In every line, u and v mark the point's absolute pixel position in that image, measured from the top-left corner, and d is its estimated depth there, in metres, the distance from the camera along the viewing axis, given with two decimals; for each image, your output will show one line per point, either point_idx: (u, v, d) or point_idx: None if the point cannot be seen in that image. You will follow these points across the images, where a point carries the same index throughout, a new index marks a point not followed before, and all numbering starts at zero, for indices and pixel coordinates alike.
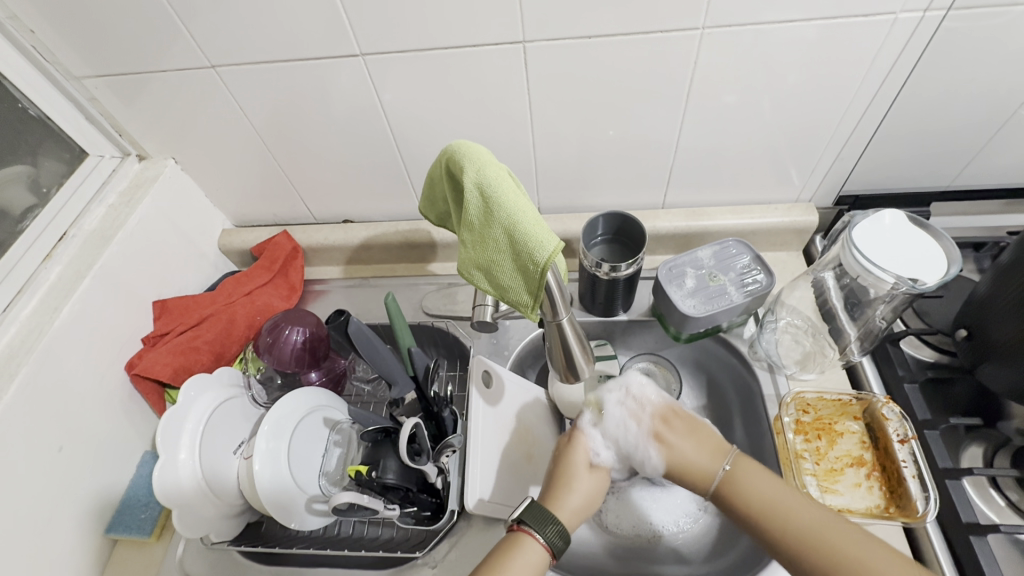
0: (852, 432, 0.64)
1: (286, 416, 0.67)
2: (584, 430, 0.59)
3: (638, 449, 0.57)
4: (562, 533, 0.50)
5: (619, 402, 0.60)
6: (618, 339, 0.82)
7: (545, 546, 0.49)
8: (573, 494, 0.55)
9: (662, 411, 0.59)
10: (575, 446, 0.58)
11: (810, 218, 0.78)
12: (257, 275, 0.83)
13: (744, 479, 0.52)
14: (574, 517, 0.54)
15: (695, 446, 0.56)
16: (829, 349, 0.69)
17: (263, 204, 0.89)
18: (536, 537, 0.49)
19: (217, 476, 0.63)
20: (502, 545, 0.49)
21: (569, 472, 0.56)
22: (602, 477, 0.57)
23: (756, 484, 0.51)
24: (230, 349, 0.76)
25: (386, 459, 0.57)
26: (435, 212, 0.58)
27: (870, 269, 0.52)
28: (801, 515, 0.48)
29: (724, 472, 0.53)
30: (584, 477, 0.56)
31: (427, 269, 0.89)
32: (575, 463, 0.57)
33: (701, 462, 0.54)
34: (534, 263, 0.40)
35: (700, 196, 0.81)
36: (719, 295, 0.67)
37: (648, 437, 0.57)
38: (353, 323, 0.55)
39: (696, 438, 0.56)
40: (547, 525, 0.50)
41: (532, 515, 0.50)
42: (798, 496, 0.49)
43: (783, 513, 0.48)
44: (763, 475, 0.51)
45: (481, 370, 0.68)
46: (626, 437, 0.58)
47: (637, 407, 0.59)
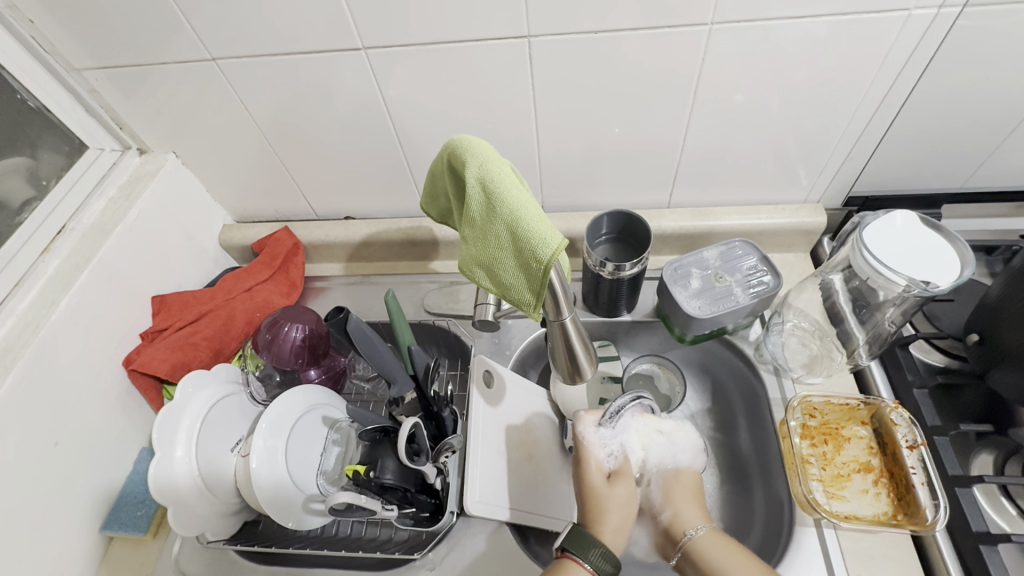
0: (860, 438, 0.63)
1: (285, 414, 0.66)
2: (590, 440, 0.61)
3: (689, 446, 0.63)
4: (608, 556, 0.51)
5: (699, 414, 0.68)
6: (621, 340, 0.81)
7: (594, 572, 0.50)
8: (608, 514, 0.56)
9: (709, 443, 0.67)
10: (591, 460, 0.60)
11: (819, 219, 0.76)
12: (257, 272, 0.82)
13: (708, 546, 0.53)
14: (613, 537, 0.54)
15: (694, 492, 0.60)
16: (836, 352, 0.68)
17: (265, 200, 0.88)
18: (582, 564, 0.50)
19: (214, 474, 0.62)
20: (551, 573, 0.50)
21: (597, 493, 0.58)
22: (626, 488, 0.58)
23: (716, 558, 0.52)
24: (229, 345, 0.75)
25: (384, 459, 0.56)
26: (438, 208, 0.57)
27: (881, 271, 0.50)
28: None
29: (696, 534, 0.55)
30: (613, 494, 0.57)
31: (429, 267, 0.88)
32: (596, 482, 0.58)
33: (687, 516, 0.58)
34: (536, 261, 0.39)
35: (706, 196, 0.80)
36: (725, 297, 0.66)
37: (701, 446, 0.64)
38: (352, 321, 0.54)
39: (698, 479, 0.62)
40: (590, 550, 0.50)
41: (575, 541, 0.51)
42: (753, 566, 0.51)
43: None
44: (730, 548, 0.53)
45: (482, 370, 0.67)
46: (684, 436, 0.63)
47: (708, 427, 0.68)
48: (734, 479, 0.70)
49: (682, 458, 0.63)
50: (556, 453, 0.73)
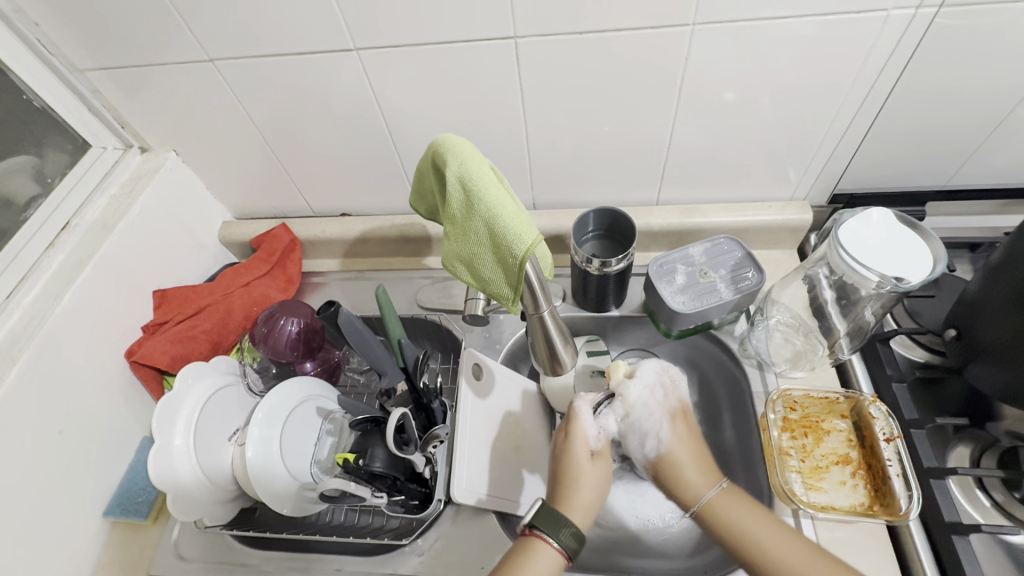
0: (839, 431, 0.64)
1: (280, 405, 0.68)
2: (584, 415, 0.60)
3: (649, 429, 0.60)
4: (576, 535, 0.51)
5: (653, 376, 0.62)
6: (610, 335, 0.83)
7: (560, 550, 0.50)
8: (581, 488, 0.56)
9: (679, 406, 0.62)
10: (577, 436, 0.59)
11: (805, 216, 0.77)
12: (256, 267, 0.84)
13: (725, 508, 0.54)
14: (582, 514, 0.54)
15: (693, 460, 0.59)
16: (820, 346, 0.70)
17: (263, 197, 0.90)
18: (549, 541, 0.50)
19: (212, 462, 0.65)
20: (515, 552, 0.50)
21: (577, 468, 0.57)
22: (603, 466, 0.58)
23: (735, 517, 0.53)
24: (227, 338, 0.78)
25: (374, 448, 0.58)
26: (425, 205, 0.59)
27: (856, 267, 0.52)
28: (796, 551, 0.50)
29: (711, 497, 0.55)
30: (588, 471, 0.57)
31: (423, 263, 0.90)
32: (578, 455, 0.57)
33: (696, 483, 0.57)
34: (513, 256, 0.41)
35: (694, 193, 0.81)
36: (709, 292, 0.67)
37: (664, 422, 0.60)
38: (344, 314, 0.56)
39: (690, 446, 0.60)
40: (561, 529, 0.51)
41: (544, 519, 0.51)
42: (778, 525, 0.52)
43: (759, 540, 0.51)
44: (747, 504, 0.54)
45: (471, 363, 0.69)
46: (641, 417, 0.60)
47: (668, 389, 0.62)
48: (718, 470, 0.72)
49: (649, 443, 0.60)
50: (543, 444, 0.75)
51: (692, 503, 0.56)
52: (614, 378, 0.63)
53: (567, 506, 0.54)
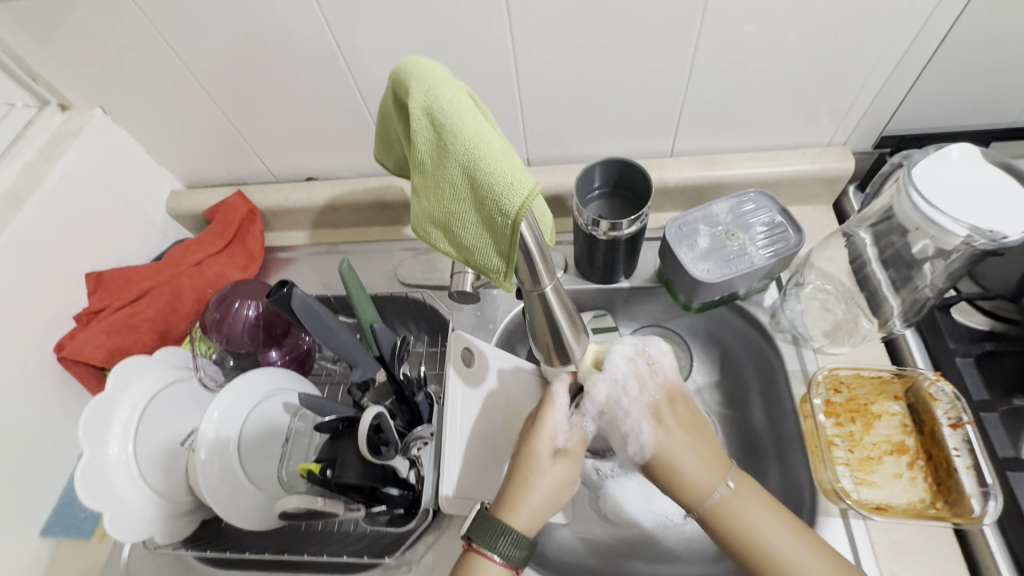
0: (892, 414, 0.55)
1: (239, 403, 0.59)
2: (557, 405, 0.51)
3: (628, 430, 0.51)
4: (519, 543, 0.45)
5: (625, 359, 0.53)
6: (620, 309, 0.72)
7: (504, 562, 0.45)
8: (532, 492, 0.47)
9: (665, 394, 0.52)
10: (546, 425, 0.50)
11: (846, 163, 0.65)
12: (208, 243, 0.73)
13: (738, 511, 0.47)
14: (529, 518, 0.47)
15: (693, 450, 0.49)
16: (865, 319, 0.60)
17: (214, 161, 0.77)
18: (491, 557, 0.45)
19: (156, 471, 0.56)
20: (459, 567, 0.45)
21: (534, 469, 0.48)
22: (565, 469, 0.49)
23: (748, 521, 0.46)
24: (177, 326, 0.67)
25: (344, 455, 0.48)
26: (395, 158, 0.47)
27: (932, 219, 0.42)
28: (815, 564, 0.45)
29: (719, 498, 0.47)
30: (545, 468, 0.48)
31: (404, 233, 0.78)
32: (539, 454, 0.49)
33: (701, 479, 0.48)
34: (501, 213, 0.30)
35: (716, 142, 0.69)
36: (738, 257, 0.57)
37: (647, 424, 0.50)
38: (299, 296, 0.45)
39: (688, 435, 0.50)
40: (499, 539, 0.45)
41: (479, 531, 0.45)
42: (792, 530, 0.46)
43: (772, 549, 0.45)
44: (768, 507, 0.47)
45: (461, 347, 0.60)
46: (619, 415, 0.52)
47: (642, 378, 0.52)
48: (747, 459, 0.63)
49: (632, 446, 0.51)
50: None
51: (694, 503, 0.48)
52: (579, 372, 0.54)
53: (510, 510, 0.46)
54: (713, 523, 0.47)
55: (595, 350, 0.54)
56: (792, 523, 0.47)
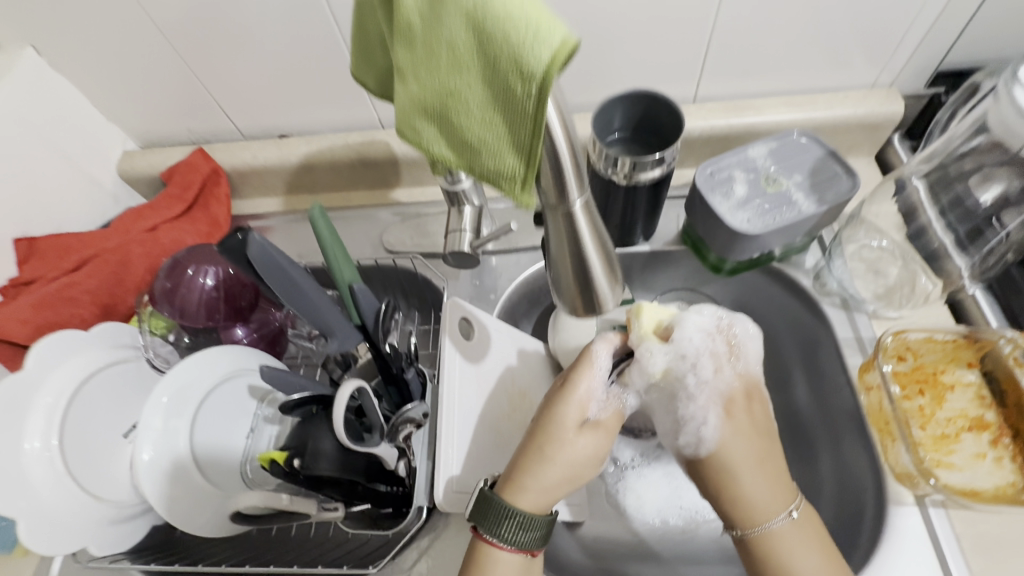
0: (967, 385, 0.47)
1: (193, 386, 0.50)
2: (596, 370, 0.44)
3: (687, 418, 0.43)
4: (528, 527, 0.39)
5: (704, 334, 0.44)
6: (636, 279, 0.64)
7: (514, 549, 0.39)
8: (549, 466, 0.40)
9: (743, 385, 0.44)
10: (575, 392, 0.42)
11: (889, 111, 0.57)
12: (165, 207, 0.64)
13: (787, 547, 0.39)
14: (541, 495, 0.40)
15: (755, 460, 0.41)
16: (924, 278, 0.52)
17: (171, 116, 0.67)
18: (500, 546, 0.39)
19: (89, 468, 0.46)
20: (468, 558, 0.40)
21: (554, 439, 0.41)
22: (592, 444, 0.42)
23: (793, 559, 0.39)
24: (125, 301, 0.57)
25: (318, 442, 0.39)
26: (376, 72, 0.38)
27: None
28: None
29: (773, 528, 0.39)
30: (573, 441, 0.41)
31: (391, 197, 0.69)
32: (562, 422, 0.42)
33: (761, 501, 0.40)
34: (524, 79, 0.22)
35: (746, 85, 0.60)
36: (783, 206, 0.48)
37: (713, 416, 0.42)
38: (253, 241, 0.36)
39: (755, 442, 0.42)
40: (507, 525, 0.39)
41: (484, 513, 0.39)
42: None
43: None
44: (818, 552, 0.39)
45: (458, 318, 0.51)
46: (680, 399, 0.44)
47: (720, 361, 0.44)
48: (792, 444, 0.54)
49: (686, 437, 0.43)
50: None
51: (742, 522, 0.40)
52: (631, 333, 0.45)
53: (519, 487, 0.40)
54: (755, 552, 0.40)
55: (660, 312, 0.45)
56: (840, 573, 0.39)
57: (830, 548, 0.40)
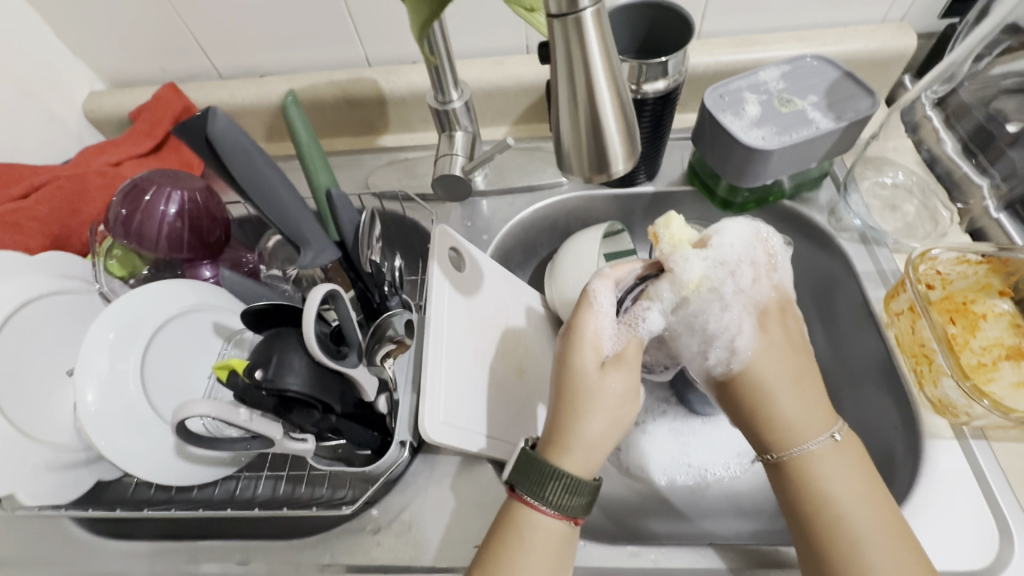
0: (1000, 314, 0.43)
1: (145, 321, 0.44)
2: (599, 305, 0.38)
3: (718, 330, 0.39)
4: (576, 489, 0.33)
5: (744, 241, 0.40)
6: (638, 225, 0.60)
7: (557, 514, 0.34)
8: (586, 419, 0.34)
9: (778, 298, 0.40)
10: (585, 331, 0.37)
11: (908, 43, 0.54)
12: (131, 143, 0.59)
13: (825, 470, 0.35)
14: (588, 454, 0.35)
15: (792, 378, 0.37)
16: (943, 209, 0.50)
17: (140, 51, 0.62)
18: (540, 509, 0.34)
19: (25, 405, 0.41)
20: (501, 521, 0.34)
21: (582, 390, 0.35)
22: (626, 383, 0.36)
23: (831, 483, 0.34)
24: (79, 235, 0.52)
25: (285, 354, 0.34)
26: None
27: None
28: (893, 562, 0.32)
29: (811, 450, 0.35)
30: (602, 389, 0.35)
31: (377, 143, 0.65)
32: (583, 368, 0.36)
33: (796, 422, 0.36)
34: None
35: (754, 21, 0.57)
36: (799, 125, 0.45)
37: (748, 325, 0.38)
38: (217, 116, 0.32)
39: (790, 359, 0.37)
40: (549, 485, 0.33)
41: (523, 472, 0.34)
42: (882, 512, 0.33)
43: (846, 521, 0.33)
44: (861, 478, 0.35)
45: (447, 247, 0.46)
46: (709, 312, 0.39)
47: (759, 271, 0.40)
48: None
49: (716, 353, 0.39)
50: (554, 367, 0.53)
51: (775, 446, 0.36)
52: (661, 246, 0.40)
53: (560, 446, 0.34)
54: (788, 480, 0.36)
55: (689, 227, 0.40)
56: (883, 502, 0.34)
57: (877, 479, 0.35)
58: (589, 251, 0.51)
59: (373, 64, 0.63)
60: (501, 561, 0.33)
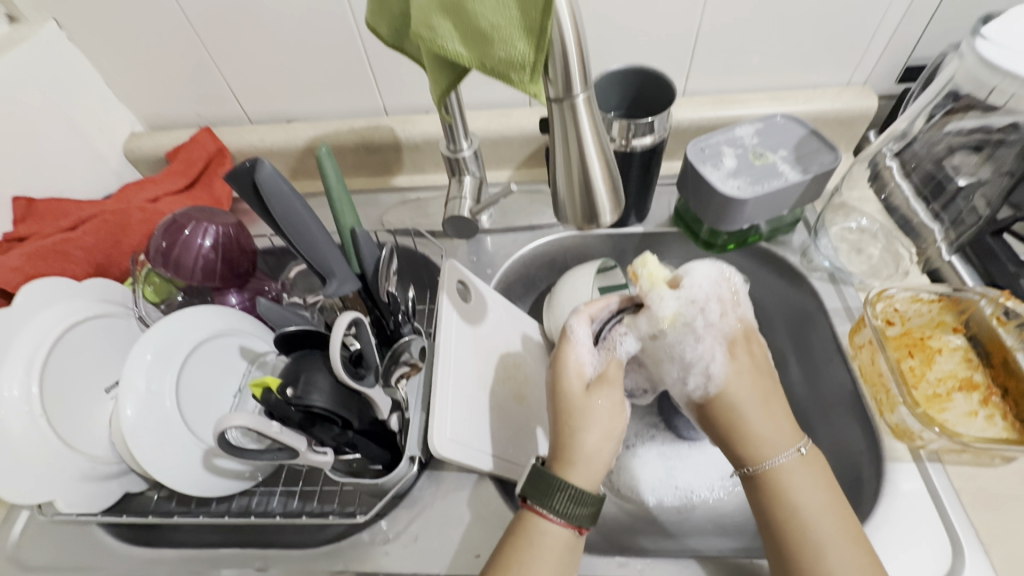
0: (953, 349, 0.47)
1: (179, 343, 0.48)
2: (577, 338, 0.43)
3: (694, 359, 0.43)
4: (578, 498, 0.37)
5: (711, 281, 0.45)
6: (629, 263, 0.66)
7: (564, 522, 0.37)
8: (580, 436, 0.38)
9: (744, 328, 0.44)
10: (569, 362, 0.42)
11: (868, 104, 0.61)
12: (168, 180, 0.64)
13: (795, 480, 0.39)
14: (590, 467, 0.38)
15: (760, 398, 0.41)
16: (904, 251, 0.55)
17: (179, 99, 0.68)
18: (548, 516, 0.37)
19: (69, 418, 0.45)
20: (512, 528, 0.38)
21: (571, 412, 0.39)
22: (612, 400, 0.40)
23: (800, 493, 0.38)
24: (119, 264, 0.57)
25: (312, 374, 0.38)
26: (391, 19, 0.40)
27: (996, 62, 0.38)
28: (855, 563, 0.35)
29: (782, 462, 0.39)
30: (590, 409, 0.39)
31: (391, 183, 0.71)
32: (571, 392, 0.40)
33: (768, 437, 0.40)
34: None
35: (733, 82, 0.63)
36: (770, 176, 0.51)
37: (719, 353, 0.43)
38: (264, 167, 0.37)
39: (756, 382, 0.42)
40: (555, 496, 0.37)
41: (534, 485, 0.38)
42: (844, 519, 0.37)
43: (815, 527, 0.37)
44: (824, 489, 0.39)
45: (455, 280, 0.51)
46: (684, 343, 0.44)
47: (726, 305, 0.44)
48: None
49: (695, 378, 0.43)
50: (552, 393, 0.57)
51: (751, 460, 0.40)
52: (641, 283, 0.45)
53: (564, 461, 0.38)
54: (763, 490, 0.39)
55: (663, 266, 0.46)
56: (845, 511, 0.38)
57: (838, 489, 0.39)
58: (584, 286, 0.56)
59: (390, 113, 0.70)
60: (514, 564, 0.36)
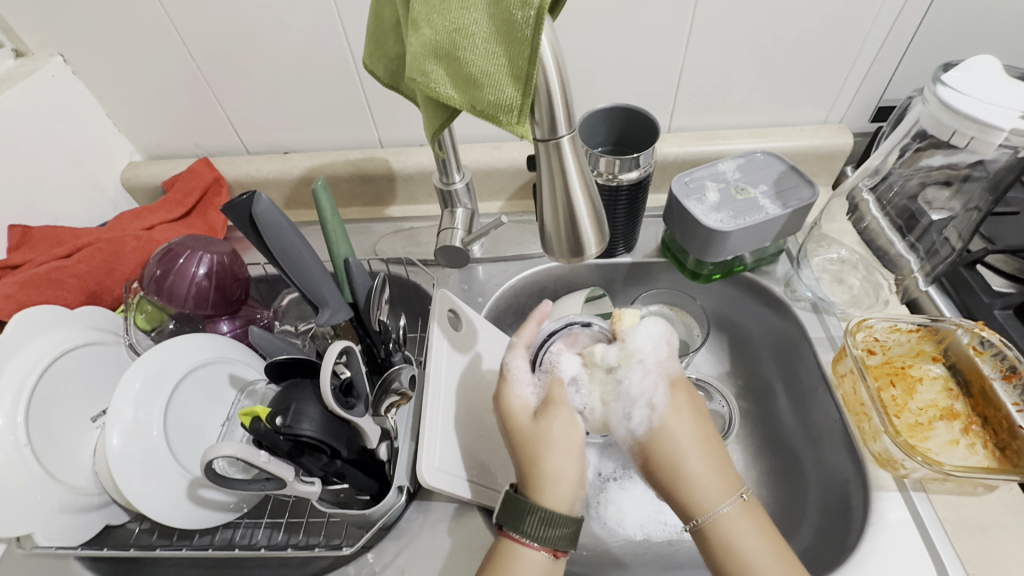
0: (933, 378, 0.49)
1: (167, 372, 0.48)
2: (516, 375, 0.43)
3: (637, 393, 0.43)
4: (551, 521, 0.37)
5: (662, 328, 0.45)
6: (618, 292, 0.67)
7: (542, 547, 0.37)
8: (546, 461, 0.39)
9: (685, 371, 0.45)
10: (511, 399, 0.42)
11: (843, 141, 0.64)
12: (163, 210, 0.65)
13: (734, 530, 0.39)
14: (558, 491, 0.38)
15: (697, 440, 0.42)
16: (884, 281, 0.57)
17: (180, 131, 0.70)
18: (525, 543, 0.37)
19: (52, 448, 0.44)
20: (490, 556, 0.38)
21: (535, 438, 0.40)
22: (565, 423, 0.40)
23: (742, 541, 0.38)
24: (111, 291, 0.57)
25: (301, 402, 0.39)
26: (386, 62, 0.42)
27: (957, 106, 0.40)
28: None
29: (724, 511, 0.39)
30: (544, 435, 0.40)
31: (385, 213, 0.73)
32: (523, 424, 0.41)
33: (705, 484, 0.40)
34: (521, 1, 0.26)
35: (716, 118, 0.66)
36: (751, 209, 0.53)
37: (661, 386, 0.43)
38: (263, 201, 0.38)
39: (695, 421, 0.43)
40: (526, 520, 0.37)
41: (508, 510, 0.38)
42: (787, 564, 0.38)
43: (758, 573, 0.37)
44: (762, 533, 0.39)
45: (446, 309, 0.51)
46: (633, 377, 0.43)
47: (672, 348, 0.45)
48: (781, 461, 0.55)
49: (636, 414, 0.42)
50: None
51: (697, 510, 0.40)
52: (621, 323, 0.45)
53: (535, 486, 0.38)
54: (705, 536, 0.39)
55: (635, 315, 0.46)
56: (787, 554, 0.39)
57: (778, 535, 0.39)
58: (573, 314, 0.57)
59: (385, 145, 0.72)
60: None
